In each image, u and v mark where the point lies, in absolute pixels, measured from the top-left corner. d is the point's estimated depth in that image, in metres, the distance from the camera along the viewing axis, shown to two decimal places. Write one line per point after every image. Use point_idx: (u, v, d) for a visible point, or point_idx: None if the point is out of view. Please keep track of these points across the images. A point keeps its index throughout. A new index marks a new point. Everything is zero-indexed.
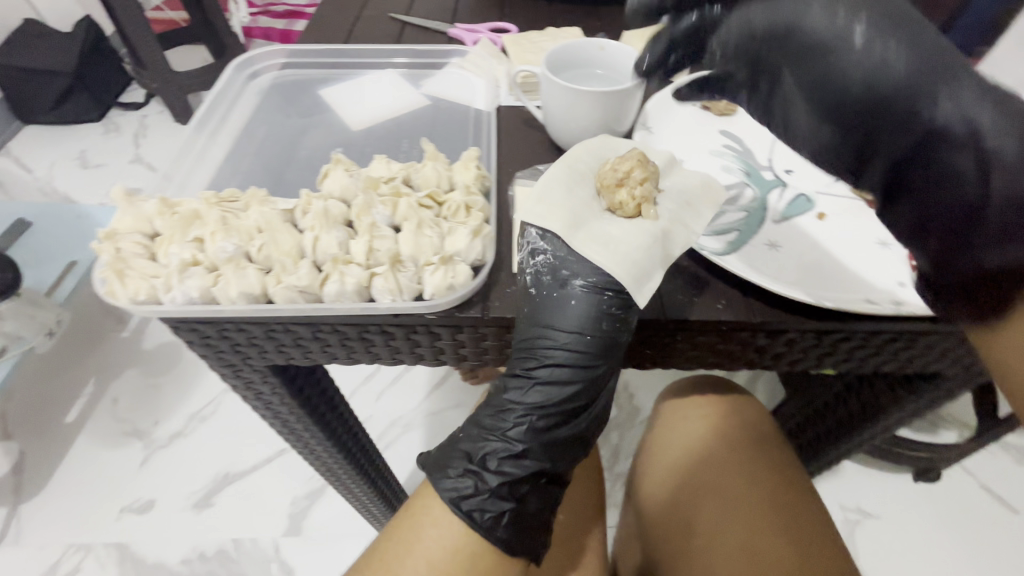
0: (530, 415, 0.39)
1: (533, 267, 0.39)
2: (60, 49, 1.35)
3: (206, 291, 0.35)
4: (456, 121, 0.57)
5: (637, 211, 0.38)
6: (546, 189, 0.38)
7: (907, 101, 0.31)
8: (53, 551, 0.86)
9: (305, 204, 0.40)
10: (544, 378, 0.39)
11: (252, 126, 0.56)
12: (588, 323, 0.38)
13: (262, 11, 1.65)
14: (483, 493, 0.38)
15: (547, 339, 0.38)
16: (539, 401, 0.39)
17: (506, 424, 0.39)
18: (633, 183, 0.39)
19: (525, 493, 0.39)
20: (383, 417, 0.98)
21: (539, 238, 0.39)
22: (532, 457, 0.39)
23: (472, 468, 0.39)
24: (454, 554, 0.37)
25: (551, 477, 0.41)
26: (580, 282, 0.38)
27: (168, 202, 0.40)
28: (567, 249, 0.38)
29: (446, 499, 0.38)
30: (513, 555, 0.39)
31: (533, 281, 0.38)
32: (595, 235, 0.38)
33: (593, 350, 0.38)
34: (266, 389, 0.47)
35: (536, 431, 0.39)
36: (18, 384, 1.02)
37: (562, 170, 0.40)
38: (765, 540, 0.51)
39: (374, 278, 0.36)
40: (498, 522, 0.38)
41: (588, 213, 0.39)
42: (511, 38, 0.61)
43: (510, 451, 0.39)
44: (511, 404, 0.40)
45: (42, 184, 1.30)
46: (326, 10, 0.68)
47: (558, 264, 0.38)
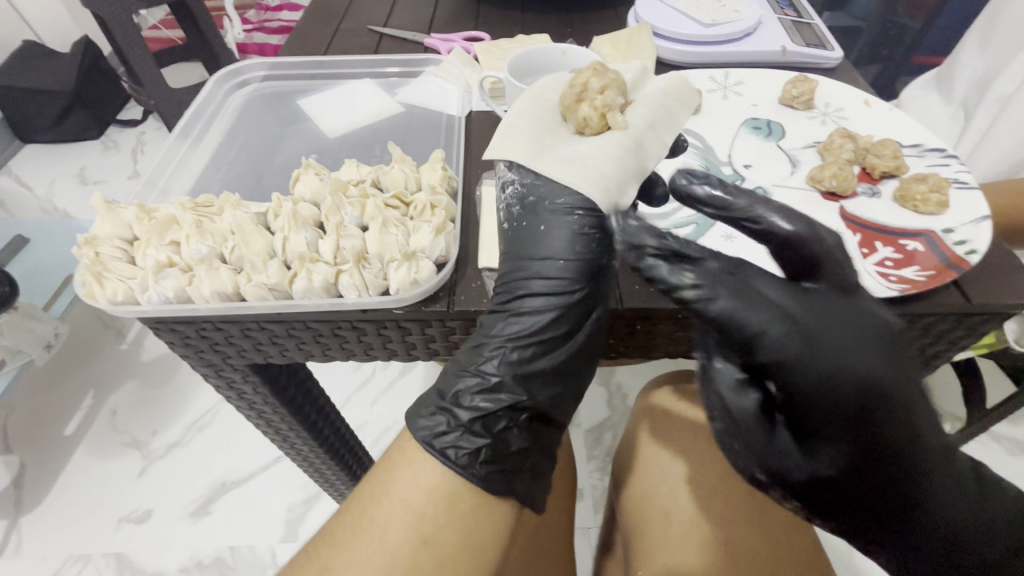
0: (505, 346, 0.38)
1: (506, 201, 0.41)
2: (58, 69, 1.39)
3: (181, 290, 0.37)
4: (430, 127, 0.59)
5: (603, 122, 0.40)
6: (512, 124, 0.41)
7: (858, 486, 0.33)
8: (53, 562, 0.87)
9: (276, 207, 0.42)
10: (521, 307, 0.38)
11: (235, 136, 0.59)
12: (565, 245, 0.38)
13: (256, 28, 1.69)
14: (456, 429, 0.36)
15: (523, 266, 0.39)
16: (514, 333, 0.38)
17: (481, 359, 0.38)
18: (593, 96, 0.40)
19: (503, 428, 0.37)
20: (377, 422, 0.99)
21: (508, 170, 0.41)
22: (506, 391, 0.38)
23: (443, 405, 0.37)
24: (431, 494, 0.36)
25: (534, 414, 0.39)
26: (551, 204, 0.38)
27: (146, 209, 0.42)
28: (534, 176, 0.39)
29: (419, 437, 0.37)
30: (496, 493, 0.37)
31: (506, 215, 0.40)
32: (562, 156, 0.39)
33: (570, 273, 0.38)
34: (248, 389, 0.48)
35: (511, 363, 0.37)
36: (19, 398, 1.04)
37: (526, 106, 0.42)
38: (736, 529, 0.51)
39: (340, 274, 0.38)
40: (474, 460, 0.36)
41: (554, 137, 0.41)
42: (483, 46, 0.64)
43: (484, 384, 0.37)
44: (488, 339, 0.39)
45: (42, 202, 1.33)
46: (307, 25, 0.71)
47: (527, 191, 0.39)
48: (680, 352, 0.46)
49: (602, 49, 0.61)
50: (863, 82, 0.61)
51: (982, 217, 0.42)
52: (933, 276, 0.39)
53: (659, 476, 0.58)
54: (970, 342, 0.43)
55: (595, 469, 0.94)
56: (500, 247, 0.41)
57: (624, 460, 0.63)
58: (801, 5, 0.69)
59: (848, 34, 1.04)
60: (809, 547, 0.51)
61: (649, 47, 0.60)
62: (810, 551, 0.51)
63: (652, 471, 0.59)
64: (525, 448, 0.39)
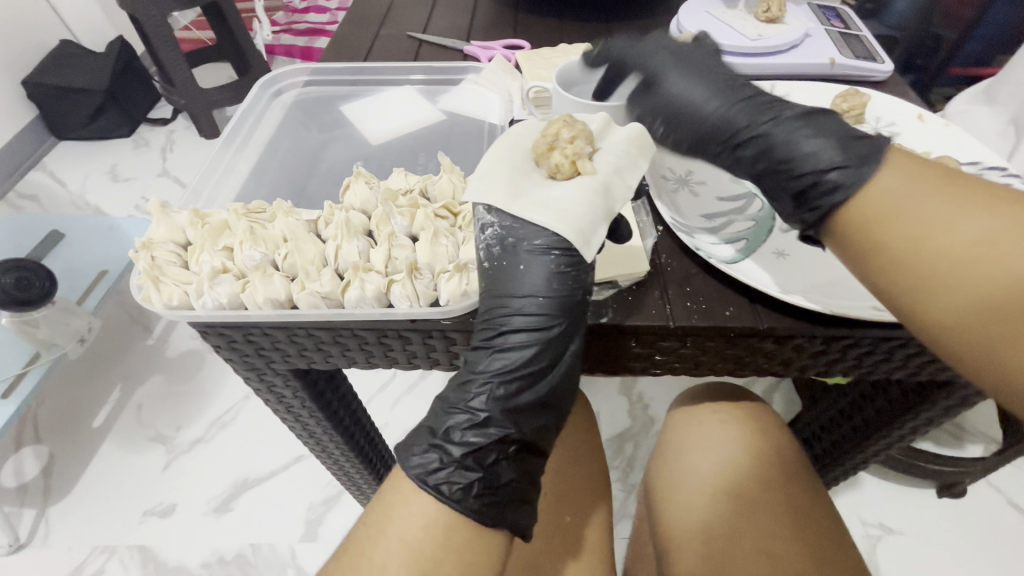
0: (491, 381, 0.37)
1: (485, 241, 0.39)
2: (95, 69, 1.42)
3: (235, 297, 0.38)
4: (471, 136, 0.59)
5: (574, 168, 0.39)
6: (487, 168, 0.40)
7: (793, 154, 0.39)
8: (79, 552, 0.88)
9: (327, 215, 0.42)
10: (503, 343, 0.38)
11: (277, 142, 0.60)
12: (543, 285, 0.37)
13: (285, 29, 1.72)
14: (448, 465, 0.36)
15: (503, 304, 0.38)
16: (499, 368, 0.37)
17: (468, 395, 0.38)
18: (563, 145, 0.40)
19: (495, 461, 0.37)
20: (398, 425, 0.99)
21: (487, 213, 0.39)
22: (495, 424, 0.37)
23: (435, 442, 0.37)
24: (426, 532, 0.34)
25: (524, 446, 0.39)
26: (529, 245, 0.37)
27: (200, 213, 0.43)
28: (512, 218, 0.38)
29: (412, 475, 0.36)
30: (492, 525, 0.36)
31: (485, 255, 0.39)
32: (538, 200, 0.38)
33: (550, 310, 0.37)
34: (288, 393, 0.48)
35: (498, 399, 0.37)
36: (50, 389, 1.07)
37: (504, 149, 0.41)
38: (782, 543, 0.50)
39: (392, 285, 0.38)
40: (468, 493, 0.36)
41: (527, 182, 0.39)
42: (524, 54, 0.63)
43: (473, 420, 0.37)
44: (473, 374, 0.38)
45: (75, 197, 1.36)
46: (347, 30, 0.71)
47: (505, 233, 0.38)
48: (725, 370, 0.45)
49: None
50: (912, 96, 0.60)
51: None
52: None
53: (699, 488, 0.57)
54: None
55: (615, 480, 0.93)
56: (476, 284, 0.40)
57: (654, 476, 0.62)
58: (848, 17, 0.68)
59: (886, 42, 1.02)
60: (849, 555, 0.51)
61: None
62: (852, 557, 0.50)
63: (684, 489, 0.58)
64: (517, 478, 0.38)
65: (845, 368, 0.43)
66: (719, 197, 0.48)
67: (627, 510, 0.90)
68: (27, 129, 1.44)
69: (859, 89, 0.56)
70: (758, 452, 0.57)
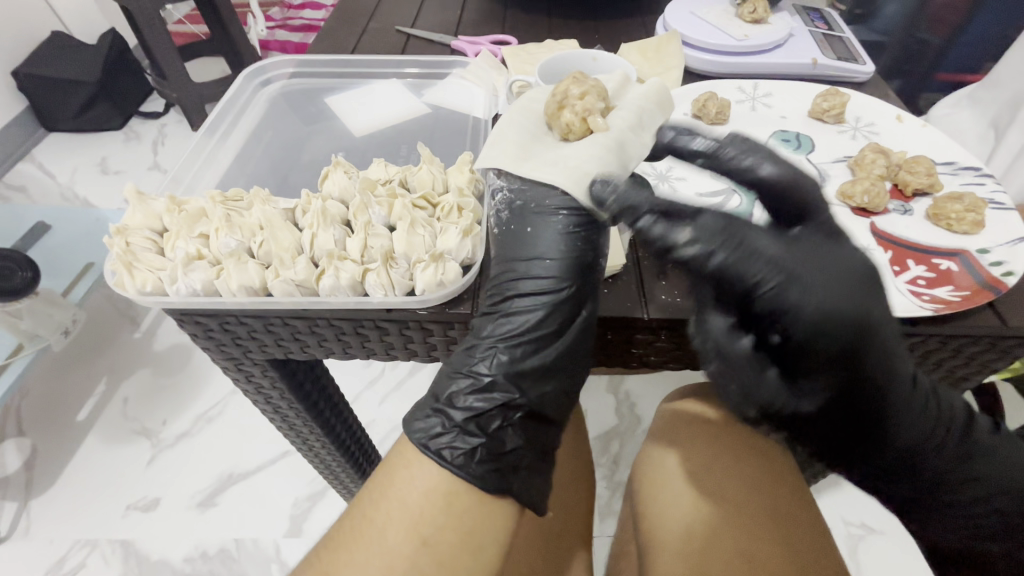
0: (497, 346, 0.37)
1: (495, 206, 0.40)
2: (85, 60, 1.41)
3: (210, 284, 0.38)
4: (456, 130, 0.60)
5: (585, 126, 0.39)
6: (497, 132, 0.41)
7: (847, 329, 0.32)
8: (61, 546, 0.88)
9: (305, 203, 0.42)
10: (511, 306, 0.38)
11: (263, 133, 0.59)
12: (553, 246, 0.37)
13: (279, 24, 1.71)
14: (450, 430, 0.36)
15: (513, 267, 0.38)
16: (507, 332, 0.37)
17: (473, 359, 0.38)
18: (573, 102, 0.40)
19: (497, 428, 0.37)
20: (385, 422, 0.99)
21: (497, 178, 0.40)
22: (499, 389, 0.37)
23: (438, 407, 0.37)
24: (427, 494, 0.35)
25: (529, 412, 0.38)
26: (539, 206, 0.38)
27: (177, 200, 0.43)
28: (521, 181, 0.39)
29: (416, 440, 0.37)
30: (495, 493, 0.36)
31: (496, 220, 0.40)
32: (547, 160, 0.39)
33: (560, 271, 0.37)
34: (266, 383, 0.48)
35: (503, 363, 0.37)
36: (33, 382, 1.06)
37: (515, 113, 0.42)
38: (762, 549, 0.50)
39: (368, 273, 0.38)
40: (470, 459, 0.36)
41: (537, 145, 0.40)
42: (510, 50, 0.64)
43: (476, 384, 0.37)
44: (479, 339, 0.38)
45: (64, 189, 1.35)
46: (335, 23, 0.71)
47: (514, 197, 0.39)
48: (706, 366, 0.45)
49: (629, 57, 0.62)
50: (894, 97, 0.60)
51: (1018, 238, 0.41)
52: (967, 297, 0.38)
53: (682, 485, 0.57)
54: (1000, 365, 0.42)
55: (601, 478, 0.93)
56: (490, 251, 0.41)
57: (640, 474, 0.62)
58: (832, 18, 0.69)
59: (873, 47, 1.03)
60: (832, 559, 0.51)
61: (678, 55, 0.61)
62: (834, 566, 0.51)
63: (671, 481, 0.58)
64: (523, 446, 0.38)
65: None
66: (698, 192, 0.48)
67: (612, 508, 0.90)
68: (17, 119, 1.43)
69: (840, 89, 0.56)
70: (742, 450, 0.57)
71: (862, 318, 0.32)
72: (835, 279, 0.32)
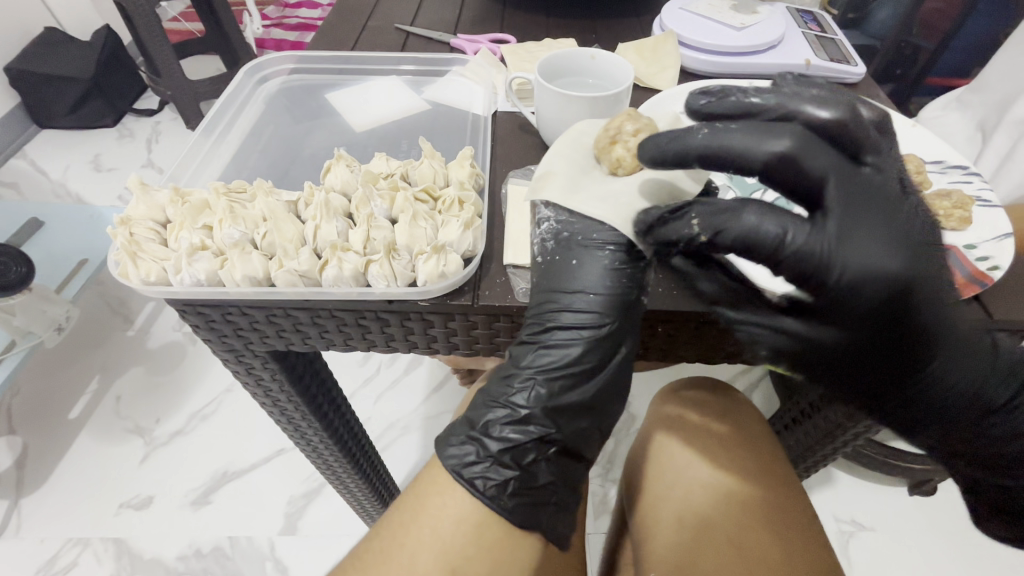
0: (535, 378, 0.39)
1: (540, 235, 0.42)
2: (80, 57, 1.40)
3: (214, 274, 0.38)
4: (456, 126, 0.60)
5: (636, 163, 0.41)
6: (549, 164, 0.42)
7: (904, 285, 0.33)
8: (53, 544, 0.87)
9: (308, 196, 0.43)
10: (551, 338, 0.39)
11: (262, 129, 0.60)
12: (596, 280, 0.39)
13: (274, 23, 1.71)
14: (485, 461, 0.38)
15: (553, 298, 0.40)
16: (546, 366, 0.39)
17: (511, 390, 0.40)
18: (625, 138, 0.41)
19: (531, 462, 0.39)
20: (381, 419, 0.99)
21: (545, 209, 0.42)
22: (536, 422, 0.39)
23: (473, 435, 0.39)
24: (458, 524, 0.38)
25: (563, 447, 0.40)
26: (586, 240, 0.40)
27: (180, 193, 0.43)
28: (569, 214, 0.41)
29: (450, 467, 0.38)
30: (522, 526, 0.39)
31: (539, 249, 0.41)
32: (597, 196, 0.41)
33: (601, 308, 0.39)
34: (266, 375, 0.48)
35: (541, 397, 0.39)
36: (25, 379, 1.05)
37: (565, 144, 0.43)
38: (752, 537, 0.51)
39: (371, 265, 0.38)
40: (502, 491, 0.38)
41: (588, 177, 0.42)
42: (510, 48, 0.65)
43: (513, 416, 0.39)
44: (520, 367, 0.40)
45: (56, 185, 1.34)
46: (335, 20, 0.72)
47: (562, 228, 0.41)
48: (694, 354, 0.45)
49: (626, 57, 0.63)
50: (885, 98, 0.61)
51: (1003, 233, 0.42)
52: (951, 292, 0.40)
53: (674, 479, 0.57)
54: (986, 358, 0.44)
55: (595, 475, 0.94)
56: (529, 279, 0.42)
57: (636, 470, 0.62)
58: (824, 21, 0.70)
59: (864, 51, 1.04)
60: (824, 547, 0.52)
61: (673, 55, 0.62)
62: (824, 556, 0.50)
63: (665, 477, 0.58)
64: (553, 480, 0.40)
65: None
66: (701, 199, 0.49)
67: (607, 505, 0.91)
68: (7, 115, 1.41)
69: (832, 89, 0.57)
70: (726, 441, 0.59)
71: (903, 272, 0.33)
72: (883, 231, 0.33)
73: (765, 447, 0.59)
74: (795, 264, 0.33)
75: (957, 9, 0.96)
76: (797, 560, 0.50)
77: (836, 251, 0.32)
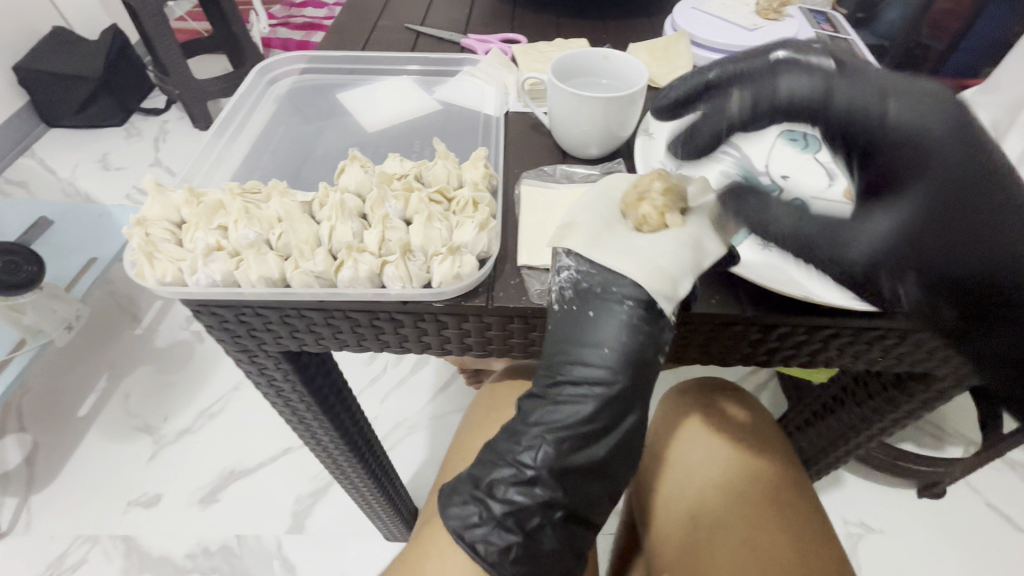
0: (546, 437, 0.40)
1: (558, 282, 0.40)
2: (88, 56, 1.41)
3: (229, 274, 0.38)
4: (466, 127, 0.60)
5: (662, 221, 0.40)
6: (573, 215, 0.41)
7: (911, 123, 0.28)
8: (63, 541, 0.87)
9: (323, 196, 0.43)
10: (563, 396, 0.41)
11: (273, 129, 0.60)
12: (610, 338, 0.39)
13: (281, 22, 1.71)
14: (488, 523, 0.39)
15: (569, 355, 0.40)
16: (553, 421, 0.41)
17: (519, 447, 0.41)
18: (653, 196, 0.40)
19: (536, 526, 0.40)
20: (387, 418, 0.99)
21: (565, 257, 0.40)
22: (542, 485, 0.40)
23: (476, 496, 0.41)
24: None
25: (568, 513, 0.42)
26: (605, 294, 0.39)
27: (195, 193, 0.43)
28: (591, 265, 0.39)
29: (451, 527, 0.40)
30: None
31: (557, 296, 0.40)
32: (620, 249, 0.39)
33: (615, 364, 0.39)
34: (279, 375, 0.48)
35: (550, 457, 0.40)
36: (35, 377, 1.05)
37: (592, 196, 0.42)
38: (765, 537, 0.51)
39: (386, 266, 0.38)
40: (503, 558, 0.39)
41: (612, 231, 0.40)
42: (521, 48, 0.65)
43: (520, 476, 0.40)
44: (529, 426, 0.42)
45: (65, 184, 1.35)
46: (344, 19, 0.72)
47: (582, 279, 0.39)
48: (711, 355, 0.44)
49: (638, 57, 0.63)
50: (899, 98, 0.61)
51: None
52: None
53: (685, 480, 0.57)
54: None
55: None
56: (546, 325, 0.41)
57: (646, 471, 0.62)
58: (837, 20, 0.70)
59: (875, 50, 1.04)
60: (834, 546, 0.51)
61: (686, 55, 0.62)
62: (837, 557, 0.50)
63: (676, 479, 0.58)
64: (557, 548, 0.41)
65: (827, 358, 0.43)
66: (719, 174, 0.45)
67: (615, 507, 0.90)
68: (17, 115, 1.42)
69: None
70: (738, 442, 0.59)
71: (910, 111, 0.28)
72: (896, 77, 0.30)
73: (777, 448, 0.59)
74: (810, 98, 0.31)
75: (969, 7, 0.95)
76: (810, 560, 0.49)
77: (821, 79, 0.31)
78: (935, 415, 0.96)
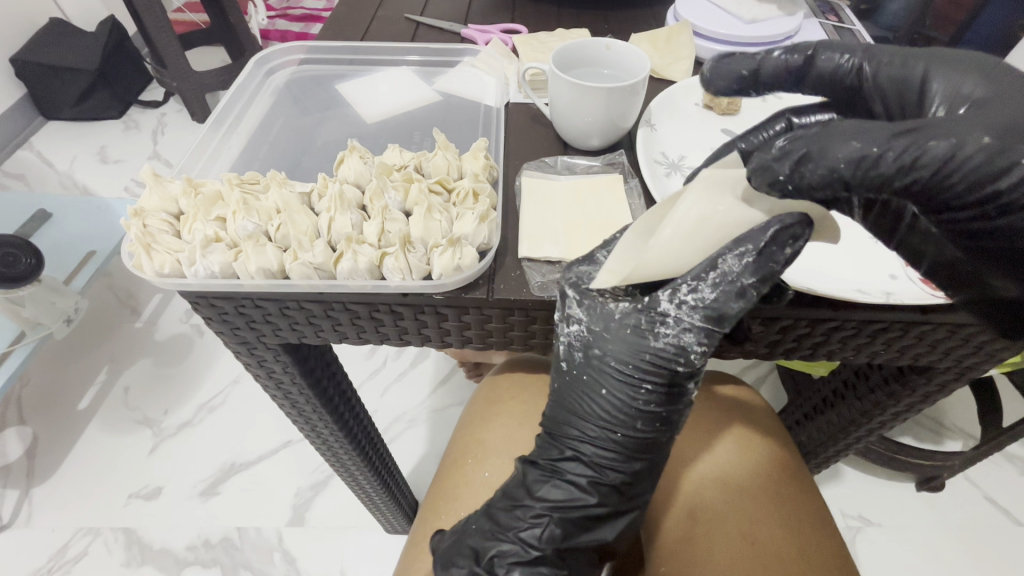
0: (549, 515, 0.40)
1: (567, 337, 0.40)
2: (85, 49, 1.40)
3: (228, 266, 0.38)
4: (467, 117, 0.59)
5: None
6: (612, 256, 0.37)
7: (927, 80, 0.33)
8: (63, 533, 0.88)
9: (322, 187, 0.43)
10: (569, 474, 0.41)
11: (272, 121, 0.59)
12: (618, 415, 0.39)
13: (279, 14, 1.70)
14: None
15: (577, 426, 0.41)
16: (558, 500, 0.41)
17: (520, 525, 0.41)
18: None
19: None
20: (388, 412, 0.99)
21: (576, 307, 0.39)
22: (547, 563, 0.41)
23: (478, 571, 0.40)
24: None
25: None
26: (614, 364, 0.39)
27: (192, 183, 0.43)
28: (602, 327, 0.39)
29: None
30: None
31: (565, 352, 0.41)
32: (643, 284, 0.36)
33: (622, 446, 0.40)
34: (277, 367, 0.48)
35: (552, 538, 0.40)
36: (33, 371, 1.05)
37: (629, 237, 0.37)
38: (764, 529, 0.51)
39: (386, 257, 0.38)
40: None
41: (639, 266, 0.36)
42: (521, 38, 0.65)
43: (524, 555, 0.40)
44: (533, 501, 0.41)
45: (63, 177, 1.34)
46: (343, 10, 0.71)
47: (592, 340, 0.39)
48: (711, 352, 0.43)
49: (640, 47, 0.62)
50: None
51: None
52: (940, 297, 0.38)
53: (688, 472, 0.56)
54: (988, 366, 0.43)
55: None
56: (556, 380, 0.42)
57: None
58: (842, 11, 0.69)
59: (879, 43, 1.03)
60: (832, 544, 0.51)
61: (688, 45, 0.61)
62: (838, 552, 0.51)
63: (681, 467, 0.56)
64: None
65: (829, 351, 0.43)
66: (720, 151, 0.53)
67: None
68: (14, 106, 1.41)
69: None
70: (743, 435, 0.59)
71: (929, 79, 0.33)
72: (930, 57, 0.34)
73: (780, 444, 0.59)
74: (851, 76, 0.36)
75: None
76: (808, 545, 0.50)
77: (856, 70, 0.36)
78: (934, 410, 0.96)
